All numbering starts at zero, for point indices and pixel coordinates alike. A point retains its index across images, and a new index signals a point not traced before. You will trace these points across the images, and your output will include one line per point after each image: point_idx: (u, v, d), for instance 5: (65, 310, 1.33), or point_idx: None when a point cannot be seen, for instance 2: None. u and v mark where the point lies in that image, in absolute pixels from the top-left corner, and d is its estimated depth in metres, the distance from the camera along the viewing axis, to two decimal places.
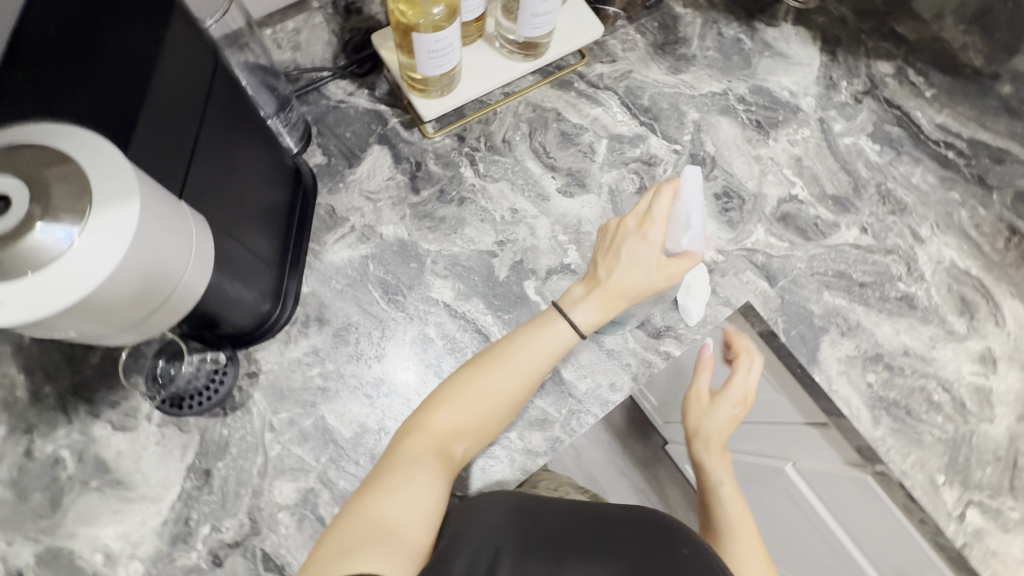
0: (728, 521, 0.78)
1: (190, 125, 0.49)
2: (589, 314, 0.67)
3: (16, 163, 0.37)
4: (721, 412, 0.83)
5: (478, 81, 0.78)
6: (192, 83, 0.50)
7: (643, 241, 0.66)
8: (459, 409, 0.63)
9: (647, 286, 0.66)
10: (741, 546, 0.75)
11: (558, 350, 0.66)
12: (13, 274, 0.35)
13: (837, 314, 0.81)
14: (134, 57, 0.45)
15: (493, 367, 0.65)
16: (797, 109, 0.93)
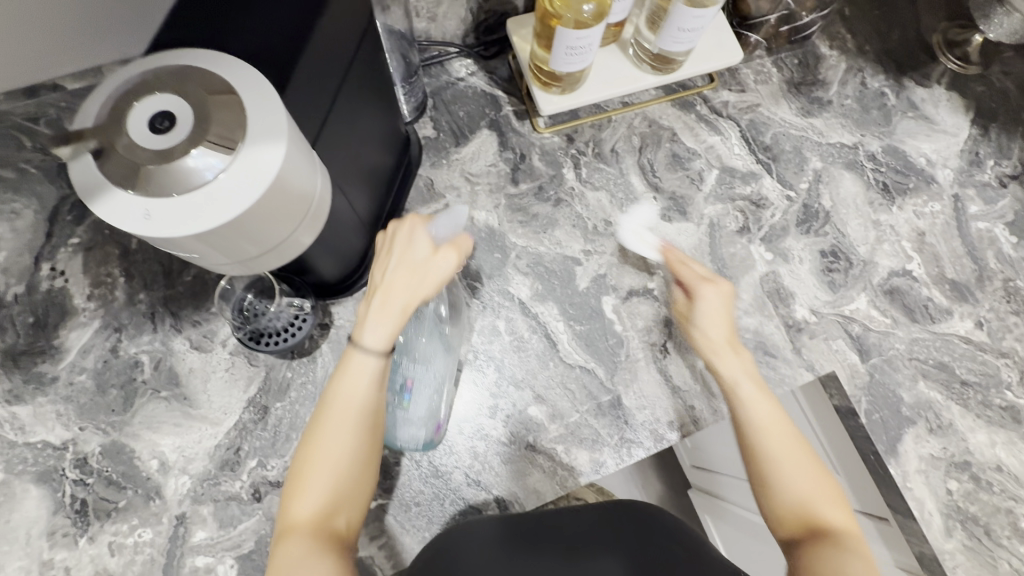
0: (759, 434, 0.54)
1: (334, 72, 0.49)
2: (381, 327, 0.50)
3: (183, 83, 0.38)
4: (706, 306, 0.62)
5: (603, 86, 0.76)
6: (345, 33, 0.49)
7: (414, 231, 0.53)
8: (309, 496, 0.48)
9: (422, 270, 0.52)
10: (784, 459, 0.53)
11: (377, 377, 0.50)
12: (163, 191, 0.36)
13: (928, 408, 0.75)
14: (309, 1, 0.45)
15: (323, 422, 0.49)
16: (932, 179, 0.85)
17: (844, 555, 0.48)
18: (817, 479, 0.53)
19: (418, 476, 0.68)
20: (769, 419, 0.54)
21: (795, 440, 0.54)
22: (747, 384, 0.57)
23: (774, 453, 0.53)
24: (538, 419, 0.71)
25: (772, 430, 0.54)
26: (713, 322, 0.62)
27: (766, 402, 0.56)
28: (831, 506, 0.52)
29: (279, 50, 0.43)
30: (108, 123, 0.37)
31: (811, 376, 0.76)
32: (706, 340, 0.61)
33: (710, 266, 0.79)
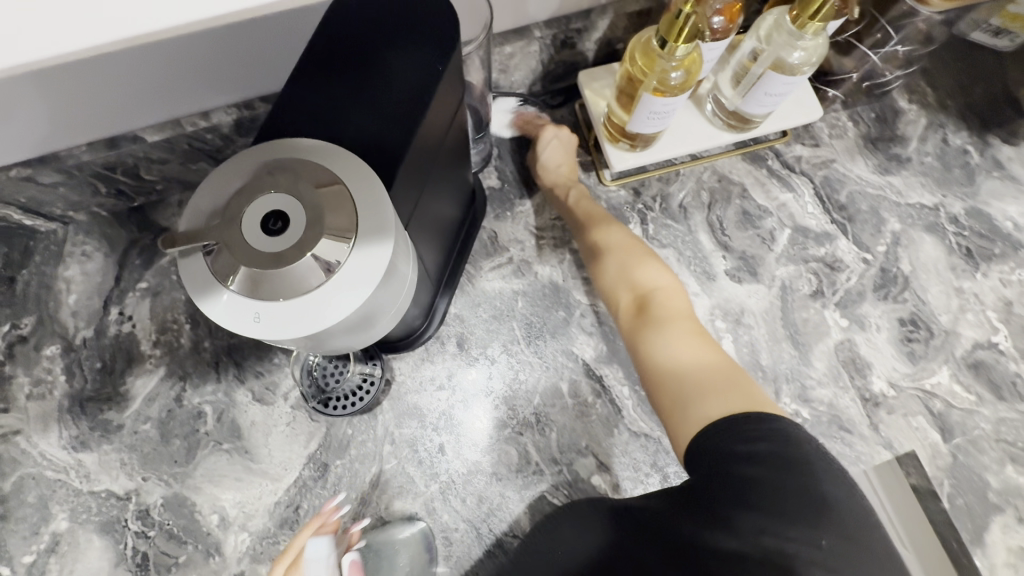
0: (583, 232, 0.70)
1: (427, 155, 0.49)
2: None
3: (296, 180, 0.37)
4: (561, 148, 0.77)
5: (677, 143, 0.74)
6: (442, 114, 0.49)
7: None
8: None
9: None
10: (601, 244, 0.68)
11: None
12: (273, 294, 0.36)
13: (1017, 495, 0.70)
14: (414, 85, 0.44)
15: None
16: (1019, 245, 0.81)
17: (666, 325, 0.57)
18: (633, 253, 0.66)
19: (479, 544, 0.66)
20: (593, 217, 0.71)
21: (622, 240, 0.67)
22: (575, 198, 0.74)
23: (599, 247, 0.67)
24: (601, 488, 0.69)
25: (592, 224, 0.70)
26: (558, 155, 0.77)
27: (583, 209, 0.73)
28: (650, 269, 0.63)
29: (385, 142, 0.43)
30: (223, 221, 0.36)
31: (889, 454, 0.72)
32: (558, 171, 0.76)
33: (782, 332, 0.75)
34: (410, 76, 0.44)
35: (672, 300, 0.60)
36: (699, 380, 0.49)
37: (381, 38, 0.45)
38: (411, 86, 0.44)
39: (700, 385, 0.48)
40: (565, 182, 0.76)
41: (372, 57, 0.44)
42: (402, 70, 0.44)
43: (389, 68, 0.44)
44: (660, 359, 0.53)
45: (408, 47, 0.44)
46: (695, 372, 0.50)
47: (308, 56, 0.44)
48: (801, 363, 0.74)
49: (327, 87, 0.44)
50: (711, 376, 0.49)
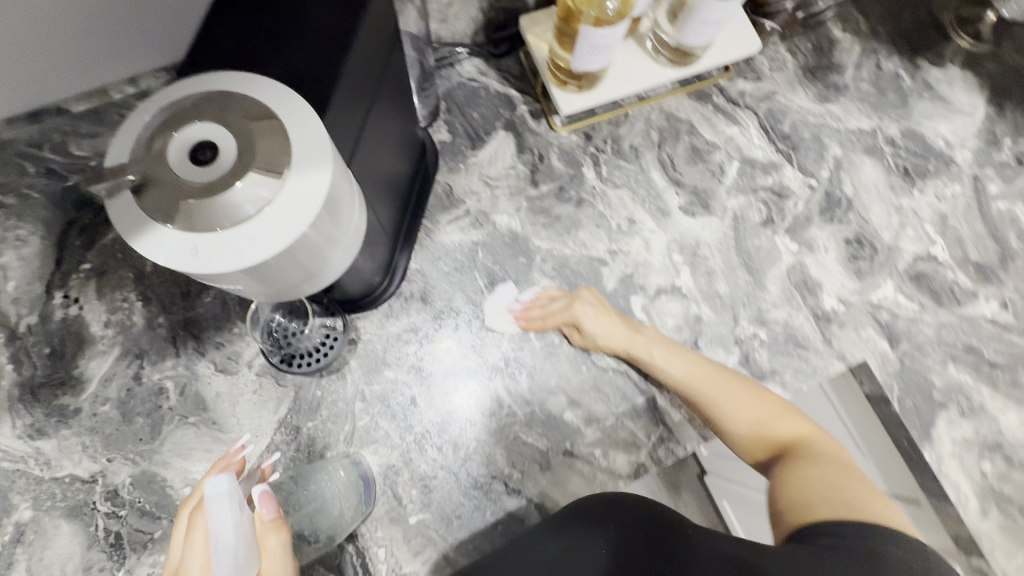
0: (682, 384, 0.65)
1: (365, 100, 0.51)
2: None
3: (222, 110, 0.36)
4: (604, 320, 0.69)
5: (623, 83, 0.74)
6: (371, 60, 0.51)
7: None
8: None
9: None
10: (712, 393, 0.63)
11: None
12: (211, 226, 0.35)
13: (959, 392, 0.75)
14: (335, 29, 0.47)
15: None
16: (951, 161, 0.85)
17: (801, 466, 0.52)
18: (752, 401, 0.62)
19: (458, 489, 0.67)
20: (688, 369, 0.66)
21: (736, 384, 0.64)
22: (659, 352, 0.68)
23: (713, 394, 0.63)
24: (574, 423, 0.70)
25: (689, 374, 0.65)
26: (605, 323, 0.69)
27: (673, 358, 0.67)
28: (790, 423, 0.59)
29: (315, 80, 0.45)
30: (148, 156, 0.35)
31: (843, 365, 0.76)
32: (611, 338, 0.69)
33: (736, 260, 0.78)
34: (331, 21, 0.47)
35: (823, 450, 0.55)
36: (822, 501, 0.47)
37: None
38: (334, 29, 0.47)
39: (818, 502, 0.47)
40: (630, 339, 0.69)
41: (295, 11, 0.48)
42: (323, 17, 0.47)
43: (311, 17, 0.47)
44: (793, 489, 0.50)
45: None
46: (816, 497, 0.47)
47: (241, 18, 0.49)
48: (756, 289, 0.77)
49: (256, 39, 0.47)
50: (833, 499, 0.46)
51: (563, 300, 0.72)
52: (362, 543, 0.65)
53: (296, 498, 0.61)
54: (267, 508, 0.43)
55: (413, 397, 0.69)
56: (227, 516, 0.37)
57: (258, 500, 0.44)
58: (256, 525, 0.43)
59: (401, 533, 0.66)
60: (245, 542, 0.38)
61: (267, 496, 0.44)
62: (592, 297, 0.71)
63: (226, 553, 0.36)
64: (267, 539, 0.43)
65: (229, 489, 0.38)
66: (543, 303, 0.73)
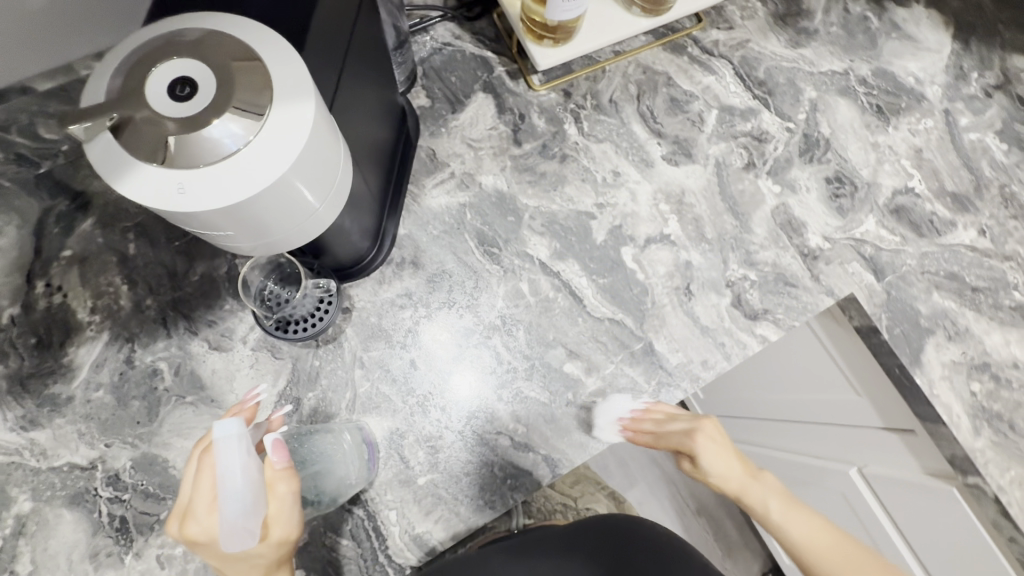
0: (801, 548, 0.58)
1: (339, 47, 0.52)
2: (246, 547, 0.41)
3: (198, 46, 0.36)
4: (717, 451, 0.64)
5: (597, 34, 0.74)
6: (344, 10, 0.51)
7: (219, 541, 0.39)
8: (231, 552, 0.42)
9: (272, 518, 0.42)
10: (835, 567, 0.56)
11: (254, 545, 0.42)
12: (195, 161, 0.35)
13: (944, 317, 0.77)
14: None
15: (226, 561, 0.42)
16: (922, 97, 0.87)
17: None
18: None
19: (464, 447, 0.67)
20: (811, 535, 0.59)
21: (865, 556, 0.56)
22: (777, 506, 0.61)
23: (831, 565, 0.57)
24: (574, 374, 0.71)
25: (812, 545, 0.58)
26: (721, 461, 0.64)
27: (798, 521, 0.60)
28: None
29: (287, 19, 0.46)
30: (126, 95, 0.35)
31: (832, 300, 0.77)
32: (722, 474, 0.64)
33: (722, 206, 0.79)
34: None
35: None
36: None
37: None
38: None
39: None
40: (746, 481, 0.63)
41: None
42: None
43: None
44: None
45: None
46: None
47: None
48: (743, 232, 0.78)
49: None
50: None
51: (676, 420, 0.67)
52: (373, 507, 0.65)
53: (302, 455, 0.60)
54: (279, 457, 0.43)
55: (412, 361, 0.69)
56: (235, 460, 0.38)
57: (269, 447, 0.44)
58: (266, 471, 0.43)
59: (411, 495, 0.66)
60: (249, 490, 0.39)
61: (279, 445, 0.44)
62: (713, 431, 0.66)
63: (235, 494, 0.38)
64: (277, 486, 0.43)
65: (238, 435, 0.39)
66: (655, 417, 0.68)
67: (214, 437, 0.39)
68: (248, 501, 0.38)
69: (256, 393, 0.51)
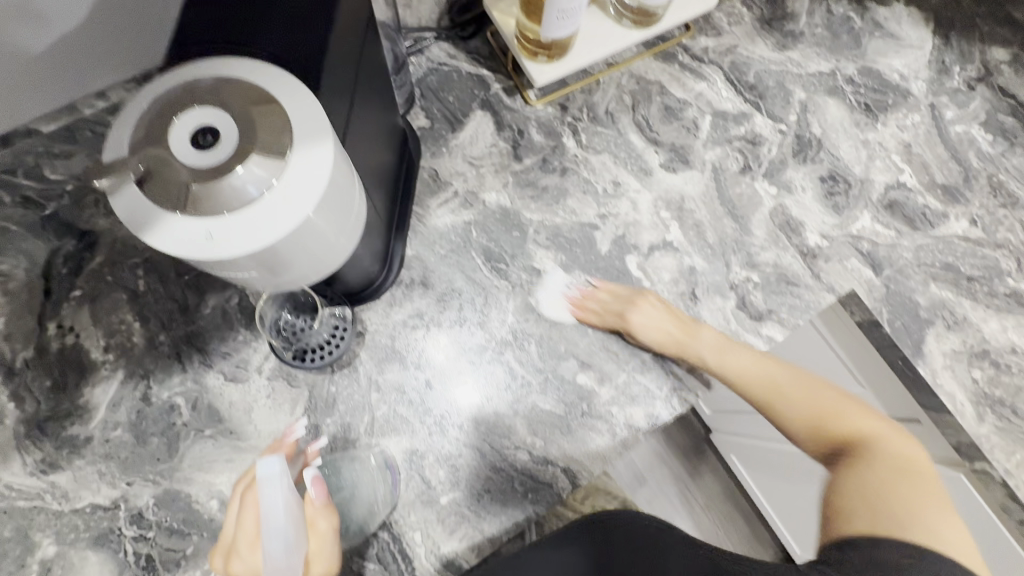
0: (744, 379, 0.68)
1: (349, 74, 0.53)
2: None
3: (217, 94, 0.37)
4: (654, 314, 0.71)
5: (591, 49, 0.75)
6: (350, 43, 0.52)
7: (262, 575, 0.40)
8: None
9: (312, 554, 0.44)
10: (780, 395, 0.66)
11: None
12: (221, 208, 0.35)
13: (943, 307, 0.79)
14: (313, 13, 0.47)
15: None
16: (908, 93, 0.89)
17: (865, 466, 0.55)
18: (824, 395, 0.65)
19: (485, 464, 0.68)
20: (753, 367, 0.69)
21: (798, 380, 0.67)
22: (716, 355, 0.70)
23: (771, 394, 0.67)
24: (588, 385, 0.72)
25: (752, 374, 0.68)
26: (659, 325, 0.71)
27: (742, 356, 0.69)
28: (849, 413, 0.62)
29: (300, 50, 0.46)
30: (149, 146, 0.35)
31: (833, 297, 0.79)
32: (663, 338, 0.70)
33: (721, 210, 0.80)
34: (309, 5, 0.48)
35: (890, 452, 0.56)
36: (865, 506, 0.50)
37: None
38: (312, 13, 0.47)
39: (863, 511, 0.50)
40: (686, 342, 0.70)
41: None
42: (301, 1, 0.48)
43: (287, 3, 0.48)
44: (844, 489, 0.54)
45: None
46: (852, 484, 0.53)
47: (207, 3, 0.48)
48: (743, 235, 0.80)
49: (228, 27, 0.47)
50: (851, 502, 0.52)
51: (623, 298, 0.73)
52: (398, 529, 0.66)
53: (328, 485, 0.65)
54: (318, 492, 0.45)
55: (427, 380, 0.70)
56: (278, 497, 0.39)
57: (309, 484, 0.46)
58: (308, 507, 0.45)
59: (435, 515, 0.66)
60: (291, 526, 0.39)
61: (318, 481, 0.46)
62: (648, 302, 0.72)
63: (277, 532, 0.38)
64: (317, 523, 0.45)
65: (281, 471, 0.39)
66: (600, 298, 0.73)
67: (258, 472, 0.39)
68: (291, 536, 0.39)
69: (295, 429, 0.54)
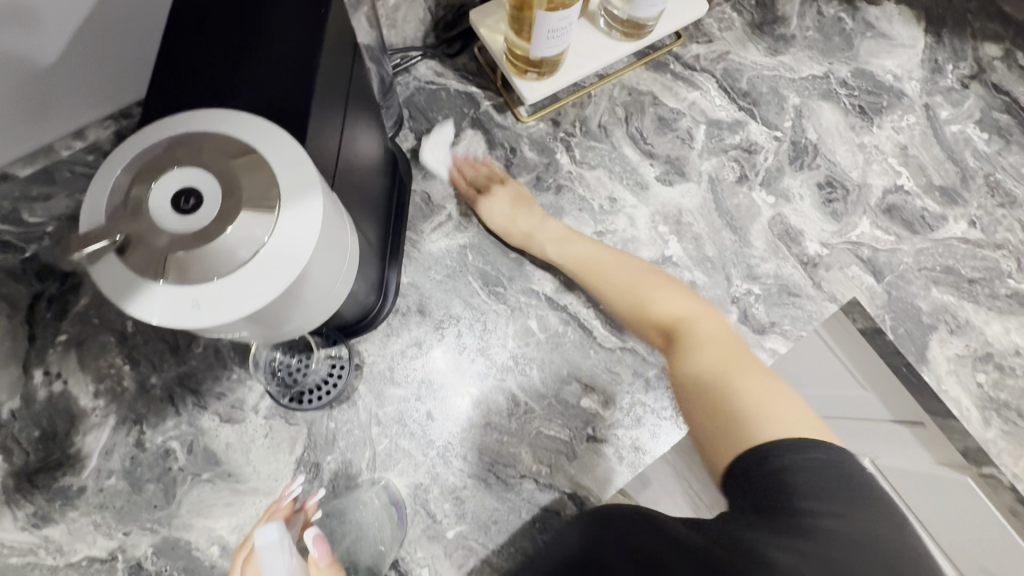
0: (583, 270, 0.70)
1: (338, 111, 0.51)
2: None
3: (197, 152, 0.35)
4: (508, 198, 0.74)
5: (582, 63, 0.74)
6: (338, 78, 0.50)
7: None
8: None
9: None
10: (616, 282, 0.68)
11: None
12: (208, 274, 0.33)
13: (946, 312, 0.78)
14: (296, 52, 0.46)
15: None
16: (902, 94, 0.88)
17: (695, 351, 0.58)
18: (655, 284, 0.67)
19: (491, 494, 0.67)
20: (592, 257, 0.71)
21: (626, 269, 0.69)
22: (558, 246, 0.72)
23: (607, 280, 0.69)
24: (592, 408, 0.70)
25: (591, 265, 0.70)
26: (510, 208, 0.74)
27: (580, 246, 0.72)
28: (668, 297, 0.65)
29: (286, 93, 0.45)
30: (129, 212, 0.34)
31: (835, 306, 0.78)
32: (514, 223, 0.73)
33: (719, 222, 0.79)
34: (293, 44, 0.46)
35: (704, 333, 0.60)
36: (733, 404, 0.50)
37: (256, 22, 0.47)
38: (295, 52, 0.46)
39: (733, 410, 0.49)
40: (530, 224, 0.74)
41: (251, 38, 0.46)
42: (285, 42, 0.46)
43: (271, 43, 0.46)
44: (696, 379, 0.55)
45: (285, 22, 0.47)
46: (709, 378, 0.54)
47: (187, 46, 0.46)
48: (743, 246, 0.78)
49: (209, 71, 0.45)
50: (721, 401, 0.51)
51: (486, 179, 0.77)
52: (405, 566, 0.64)
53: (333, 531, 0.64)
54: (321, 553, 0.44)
55: (428, 410, 0.69)
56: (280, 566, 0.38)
57: (311, 544, 0.44)
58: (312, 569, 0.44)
59: (442, 549, 0.65)
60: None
61: (319, 540, 0.45)
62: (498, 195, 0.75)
63: None
64: None
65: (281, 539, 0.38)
66: (477, 170, 0.78)
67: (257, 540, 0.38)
68: None
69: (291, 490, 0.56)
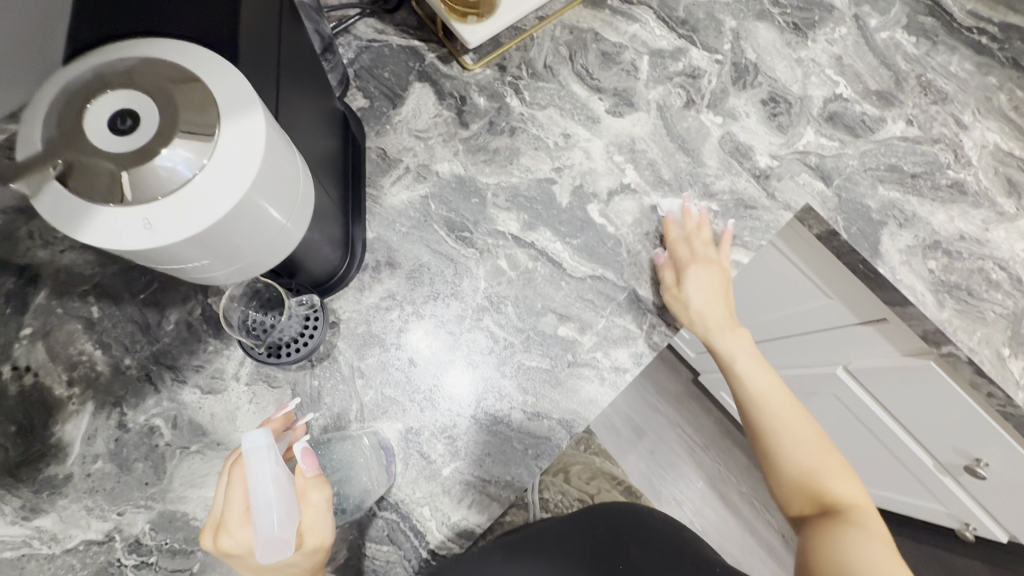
0: (760, 402, 0.73)
1: (269, 55, 0.51)
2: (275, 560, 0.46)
3: (129, 77, 0.36)
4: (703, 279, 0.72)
5: (517, 2, 0.74)
6: (263, 22, 0.51)
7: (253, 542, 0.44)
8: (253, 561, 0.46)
9: (309, 536, 0.48)
10: (780, 430, 0.71)
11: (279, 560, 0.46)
12: (153, 193, 0.35)
13: (893, 207, 0.82)
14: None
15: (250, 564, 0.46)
16: (832, 7, 0.90)
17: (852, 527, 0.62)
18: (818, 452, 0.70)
19: (481, 430, 0.68)
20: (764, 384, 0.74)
21: (788, 404, 0.73)
22: (743, 360, 0.75)
23: (774, 429, 0.72)
24: (569, 336, 0.72)
25: (767, 402, 0.73)
26: (705, 293, 0.72)
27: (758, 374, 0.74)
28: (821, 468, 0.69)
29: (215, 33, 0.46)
30: (67, 139, 0.35)
31: (790, 214, 0.81)
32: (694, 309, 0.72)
33: (671, 146, 0.81)
34: None
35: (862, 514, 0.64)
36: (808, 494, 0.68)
37: None
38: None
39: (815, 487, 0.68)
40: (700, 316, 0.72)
41: None
42: None
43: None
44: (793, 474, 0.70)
45: None
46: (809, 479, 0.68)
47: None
48: (697, 167, 0.81)
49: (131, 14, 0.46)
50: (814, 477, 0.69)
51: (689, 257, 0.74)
52: (405, 507, 0.65)
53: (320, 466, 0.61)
54: (308, 464, 0.48)
55: (409, 358, 0.69)
56: (265, 470, 0.44)
57: (299, 458, 0.49)
58: (300, 480, 0.49)
59: (440, 488, 0.66)
60: (280, 499, 0.44)
61: (308, 454, 0.49)
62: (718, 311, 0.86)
63: (266, 502, 0.43)
64: (310, 495, 0.48)
65: (266, 445, 0.44)
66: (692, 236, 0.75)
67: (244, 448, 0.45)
68: (281, 509, 0.44)
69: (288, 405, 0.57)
